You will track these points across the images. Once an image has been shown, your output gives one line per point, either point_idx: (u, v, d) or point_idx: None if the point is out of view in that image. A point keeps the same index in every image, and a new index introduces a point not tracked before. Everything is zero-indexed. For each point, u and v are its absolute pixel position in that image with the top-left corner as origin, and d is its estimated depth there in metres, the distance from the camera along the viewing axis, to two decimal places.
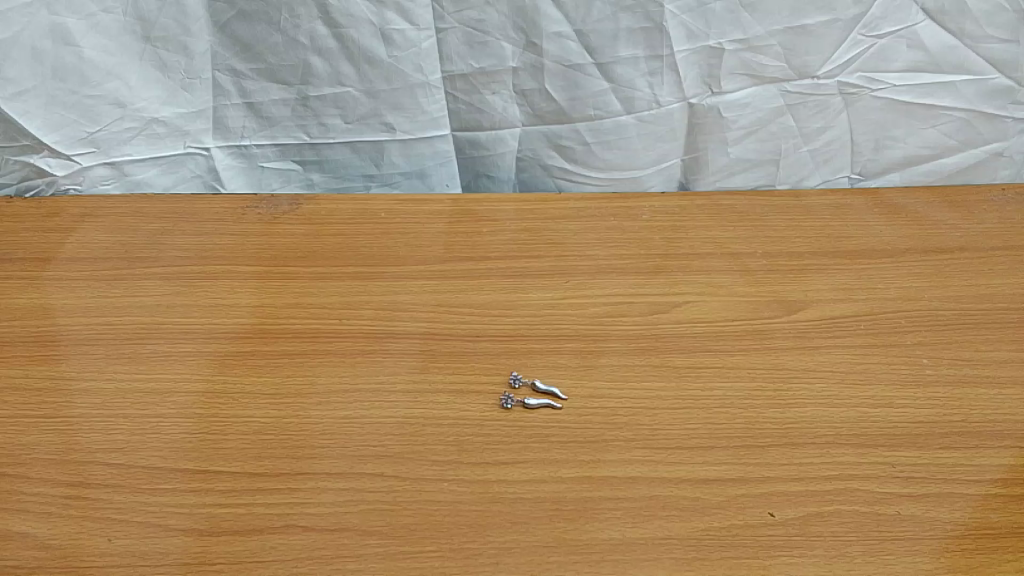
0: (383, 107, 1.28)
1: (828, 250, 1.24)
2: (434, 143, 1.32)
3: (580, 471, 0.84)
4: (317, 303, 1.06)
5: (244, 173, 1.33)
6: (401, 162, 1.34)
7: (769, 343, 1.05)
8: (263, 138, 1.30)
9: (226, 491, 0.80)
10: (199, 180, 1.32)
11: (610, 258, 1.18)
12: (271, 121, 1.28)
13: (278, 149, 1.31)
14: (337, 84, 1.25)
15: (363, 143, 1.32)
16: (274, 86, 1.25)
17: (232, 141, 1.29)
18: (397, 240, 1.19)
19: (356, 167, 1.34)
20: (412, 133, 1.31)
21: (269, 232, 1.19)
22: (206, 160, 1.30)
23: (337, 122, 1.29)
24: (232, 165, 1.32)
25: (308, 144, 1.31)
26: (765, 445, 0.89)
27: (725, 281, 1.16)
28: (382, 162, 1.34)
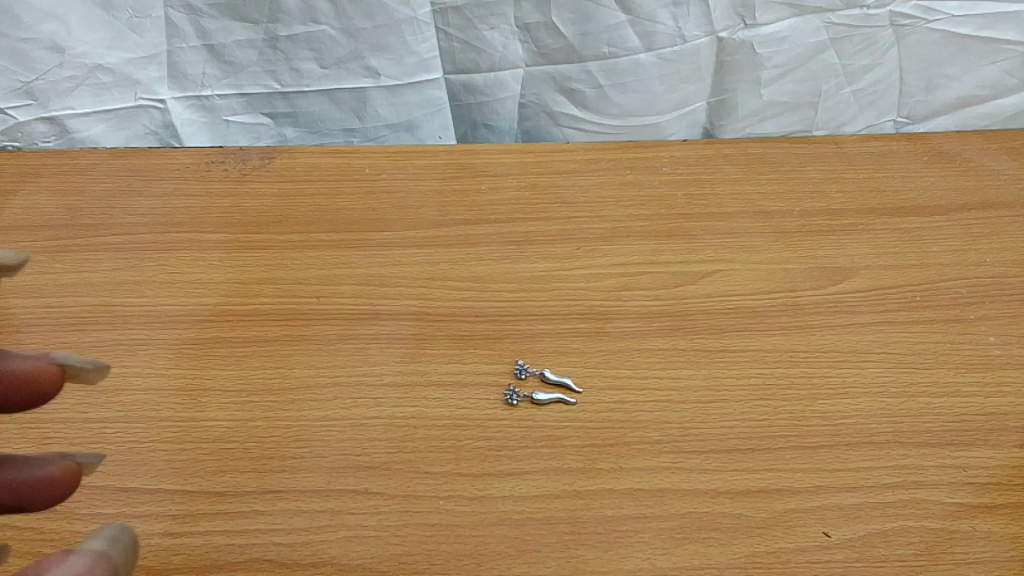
0: (364, 49, 1.11)
1: (875, 207, 1.09)
2: (423, 90, 1.16)
3: (599, 483, 0.71)
4: (289, 278, 0.92)
5: (207, 128, 1.17)
6: (385, 113, 1.18)
7: (812, 318, 0.91)
8: (227, 87, 1.14)
9: (181, 514, 0.69)
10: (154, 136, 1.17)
11: (627, 219, 1.03)
12: (235, 67, 1.12)
13: (245, 99, 1.15)
14: (310, 21, 1.08)
15: (343, 92, 1.16)
16: (237, 24, 1.08)
17: (191, 90, 1.14)
18: (383, 201, 1.03)
19: (335, 121, 1.19)
20: (398, 78, 1.14)
21: (238, 194, 1.04)
22: (161, 114, 1.15)
23: (312, 67, 1.13)
24: (192, 119, 1.16)
25: (278, 94, 1.15)
26: (815, 446, 0.76)
27: (759, 245, 1.01)
28: (365, 114, 1.18)
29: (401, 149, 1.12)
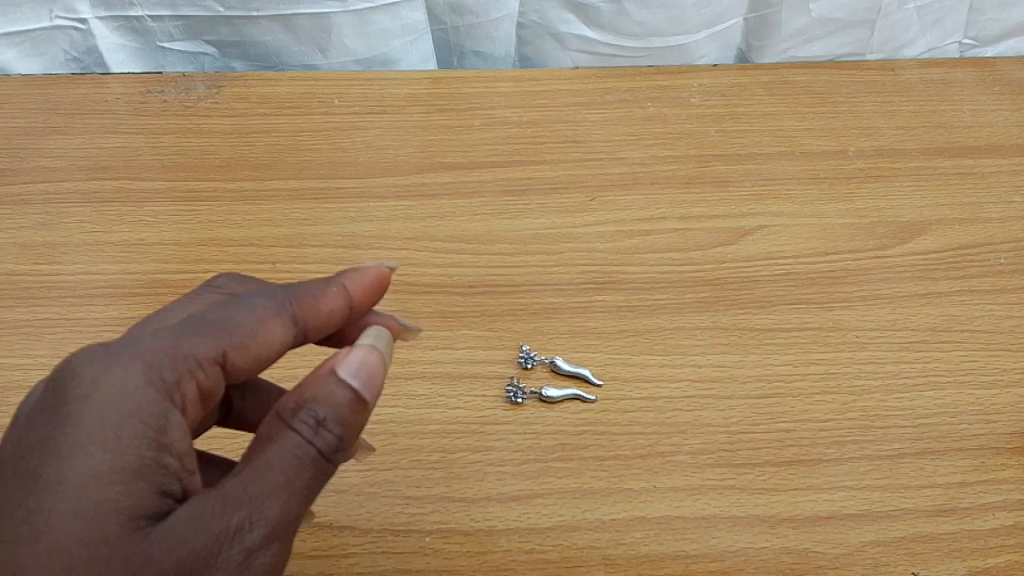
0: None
1: (945, 146, 0.92)
2: (398, 14, 0.96)
3: (626, 510, 0.56)
4: (241, 241, 0.75)
5: (141, 55, 0.98)
6: (357, 45, 0.98)
7: (878, 286, 0.75)
8: (159, 8, 0.93)
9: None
10: (77, 63, 0.98)
11: (651, 162, 0.85)
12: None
13: (182, 23, 0.95)
14: None
15: (301, 19, 0.95)
16: None
17: (117, 9, 0.93)
18: (356, 142, 0.86)
19: (293, 55, 0.98)
20: (368, 0, 0.94)
21: (182, 132, 0.88)
22: (83, 37, 0.95)
23: None
24: (121, 44, 0.97)
25: (222, 19, 0.94)
26: (894, 455, 0.61)
27: (809, 193, 0.84)
28: (329, 48, 0.98)
29: (376, 77, 0.94)
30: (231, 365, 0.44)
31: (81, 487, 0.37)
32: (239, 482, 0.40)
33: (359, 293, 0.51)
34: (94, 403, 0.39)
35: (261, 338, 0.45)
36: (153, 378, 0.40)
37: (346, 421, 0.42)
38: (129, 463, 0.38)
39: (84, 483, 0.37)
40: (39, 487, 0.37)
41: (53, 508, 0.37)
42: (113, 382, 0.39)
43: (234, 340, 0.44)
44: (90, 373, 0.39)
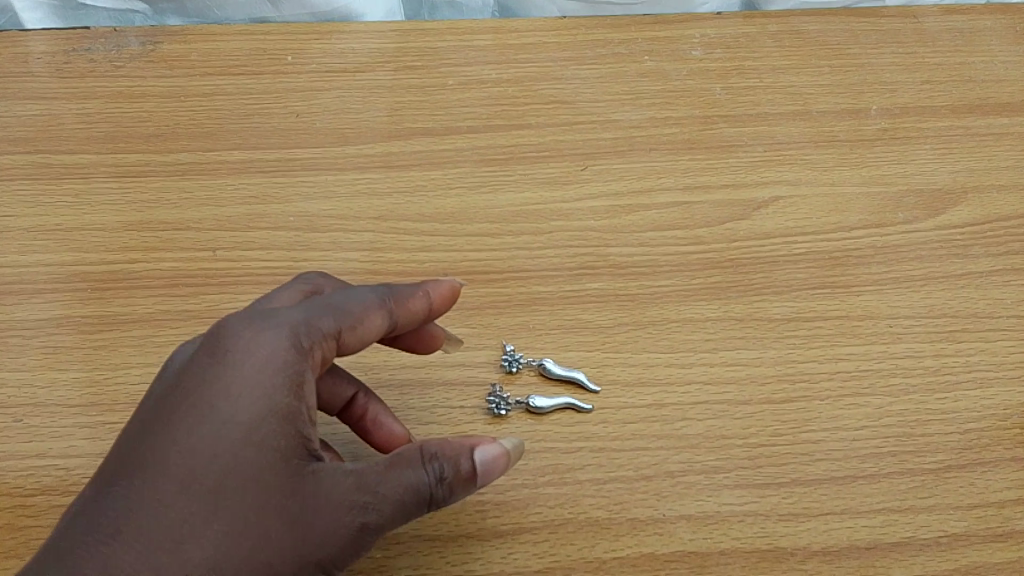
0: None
1: (980, 99, 0.81)
2: None
3: (632, 546, 0.48)
4: (178, 225, 0.65)
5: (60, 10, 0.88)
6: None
7: (912, 265, 0.65)
8: None
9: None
10: None
11: (650, 124, 0.75)
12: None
13: None
14: None
15: None
16: None
17: None
18: (312, 106, 0.74)
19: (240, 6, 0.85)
20: None
21: (111, 96, 0.76)
22: None
23: None
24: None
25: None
26: (940, 468, 0.52)
27: (830, 157, 0.74)
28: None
29: (335, 30, 0.82)
30: (336, 347, 0.45)
31: (230, 433, 0.39)
32: (358, 480, 0.40)
33: (444, 307, 0.50)
34: (253, 357, 0.41)
35: (362, 329, 0.46)
36: (291, 344, 0.42)
37: (471, 480, 0.42)
38: (280, 408, 0.40)
39: (236, 432, 0.39)
40: (203, 415, 0.40)
41: (208, 436, 0.39)
42: (264, 346, 0.41)
43: (344, 324, 0.45)
44: (249, 333, 0.42)
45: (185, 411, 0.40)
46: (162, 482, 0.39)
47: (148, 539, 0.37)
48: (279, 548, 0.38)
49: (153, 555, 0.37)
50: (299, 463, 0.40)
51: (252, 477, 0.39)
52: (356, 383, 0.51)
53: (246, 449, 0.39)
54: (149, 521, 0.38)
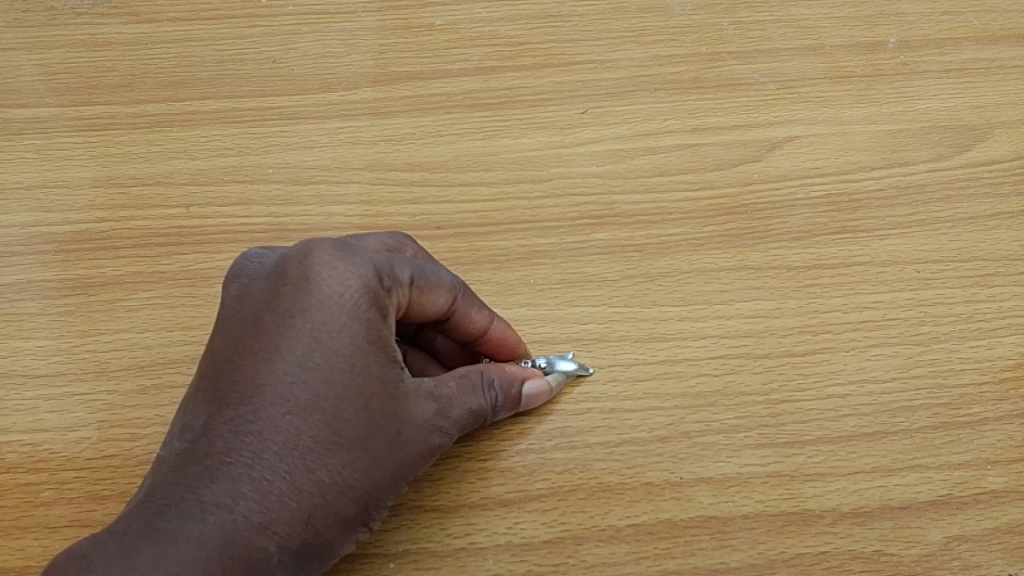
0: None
1: (1009, 25, 0.75)
2: None
3: (648, 512, 0.45)
4: (149, 181, 0.60)
5: None
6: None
7: (940, 206, 0.61)
8: None
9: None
10: None
11: (655, 62, 0.69)
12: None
13: None
14: None
15: None
16: None
17: None
18: (287, 50, 0.69)
19: None
20: None
21: (69, 44, 0.69)
22: None
23: None
24: None
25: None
26: (977, 421, 0.49)
27: (850, 92, 0.69)
28: None
29: None
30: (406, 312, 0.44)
31: (335, 368, 0.40)
32: (439, 406, 0.42)
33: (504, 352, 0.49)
34: (347, 292, 0.40)
35: (427, 296, 0.44)
36: (371, 286, 0.41)
37: (516, 403, 0.46)
38: (377, 338, 0.41)
39: (341, 368, 0.40)
40: (308, 346, 0.40)
41: (320, 367, 0.39)
42: (352, 282, 0.41)
43: (418, 284, 0.43)
44: (337, 265, 0.41)
45: (284, 346, 0.40)
46: (273, 412, 0.39)
47: (269, 469, 0.39)
48: (383, 471, 0.41)
49: (279, 484, 0.39)
50: (395, 391, 0.41)
51: (359, 406, 0.40)
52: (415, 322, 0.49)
53: (352, 380, 0.40)
54: (279, 447, 0.39)
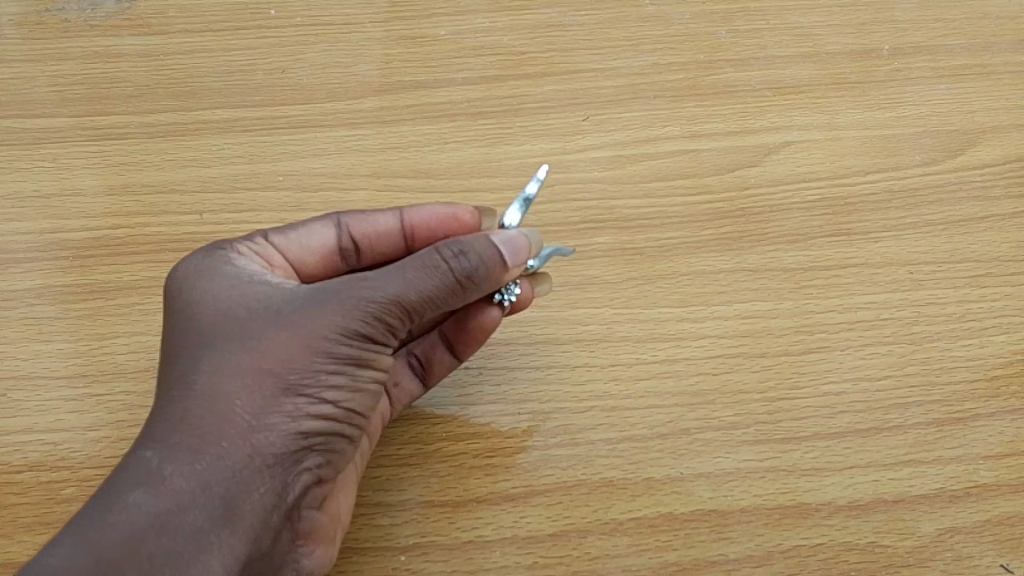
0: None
1: (998, 34, 0.78)
2: None
3: (650, 506, 0.46)
4: (162, 189, 0.62)
5: None
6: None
7: (932, 209, 0.62)
8: None
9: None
10: None
11: (653, 70, 0.71)
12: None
13: None
14: None
15: None
16: None
17: None
18: (296, 61, 0.70)
19: None
20: None
21: (83, 56, 0.71)
22: None
23: None
24: None
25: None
26: (968, 417, 0.50)
27: (844, 98, 0.70)
28: None
29: None
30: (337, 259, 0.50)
31: (211, 300, 0.42)
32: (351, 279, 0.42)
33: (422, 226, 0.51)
34: (209, 253, 0.45)
35: (306, 233, 0.49)
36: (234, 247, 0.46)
37: (470, 253, 0.42)
38: (245, 274, 0.44)
39: (215, 297, 0.42)
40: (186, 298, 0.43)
41: (199, 304, 0.42)
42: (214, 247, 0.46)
43: (290, 229, 0.49)
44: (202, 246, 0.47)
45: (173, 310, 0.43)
46: (171, 358, 0.42)
47: (167, 393, 0.40)
48: (319, 364, 0.40)
49: (179, 397, 0.39)
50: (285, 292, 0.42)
51: (242, 313, 0.41)
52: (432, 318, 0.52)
53: (232, 300, 0.42)
54: (173, 371, 0.41)
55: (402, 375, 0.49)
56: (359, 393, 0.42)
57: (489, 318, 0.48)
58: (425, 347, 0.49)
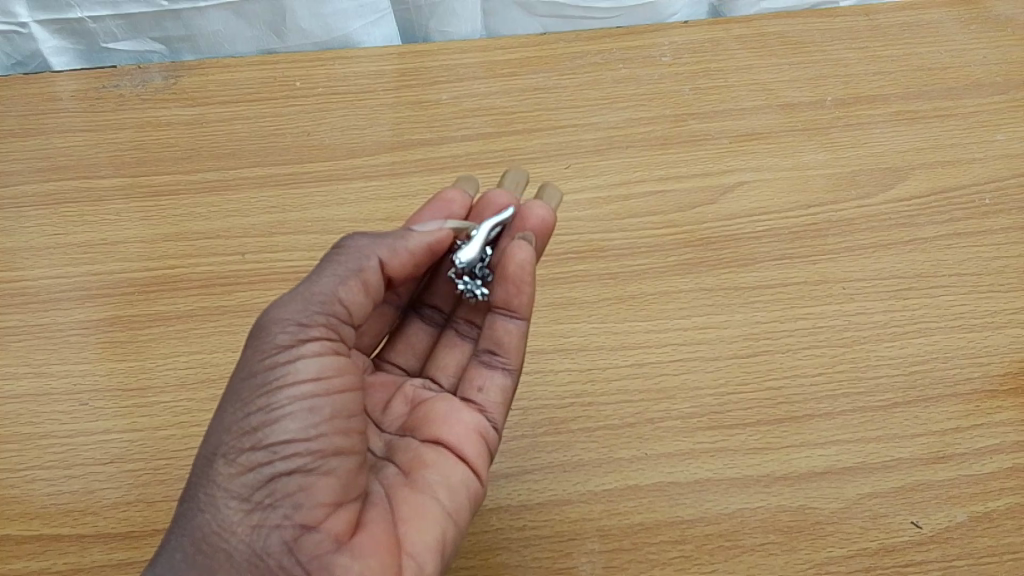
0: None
1: (924, 86, 0.90)
2: None
3: (619, 480, 0.55)
4: (210, 234, 0.73)
5: (85, 56, 0.95)
6: (311, 27, 0.94)
7: (864, 234, 0.73)
8: (99, 7, 0.90)
9: (93, 566, 0.52)
10: (19, 66, 0.95)
11: (625, 123, 0.83)
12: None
13: (125, 22, 0.91)
14: None
15: (252, 8, 0.92)
16: None
17: (57, 10, 0.90)
18: (321, 124, 0.83)
19: (249, 39, 0.94)
20: None
21: (139, 125, 0.84)
22: (24, 40, 0.92)
23: None
24: (63, 46, 0.94)
25: (167, 13, 0.90)
26: (889, 404, 0.60)
27: (790, 143, 0.82)
28: (285, 29, 0.94)
29: (338, 55, 0.91)
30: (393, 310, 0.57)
31: None
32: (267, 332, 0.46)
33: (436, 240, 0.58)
34: None
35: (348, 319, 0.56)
36: None
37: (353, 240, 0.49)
38: None
39: None
40: None
41: None
42: None
43: None
44: None
45: None
46: None
47: None
48: (233, 420, 0.42)
49: None
50: None
51: None
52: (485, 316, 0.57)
53: None
54: None
55: (485, 379, 0.53)
56: (289, 420, 0.42)
57: (517, 258, 0.52)
58: (490, 337, 0.53)
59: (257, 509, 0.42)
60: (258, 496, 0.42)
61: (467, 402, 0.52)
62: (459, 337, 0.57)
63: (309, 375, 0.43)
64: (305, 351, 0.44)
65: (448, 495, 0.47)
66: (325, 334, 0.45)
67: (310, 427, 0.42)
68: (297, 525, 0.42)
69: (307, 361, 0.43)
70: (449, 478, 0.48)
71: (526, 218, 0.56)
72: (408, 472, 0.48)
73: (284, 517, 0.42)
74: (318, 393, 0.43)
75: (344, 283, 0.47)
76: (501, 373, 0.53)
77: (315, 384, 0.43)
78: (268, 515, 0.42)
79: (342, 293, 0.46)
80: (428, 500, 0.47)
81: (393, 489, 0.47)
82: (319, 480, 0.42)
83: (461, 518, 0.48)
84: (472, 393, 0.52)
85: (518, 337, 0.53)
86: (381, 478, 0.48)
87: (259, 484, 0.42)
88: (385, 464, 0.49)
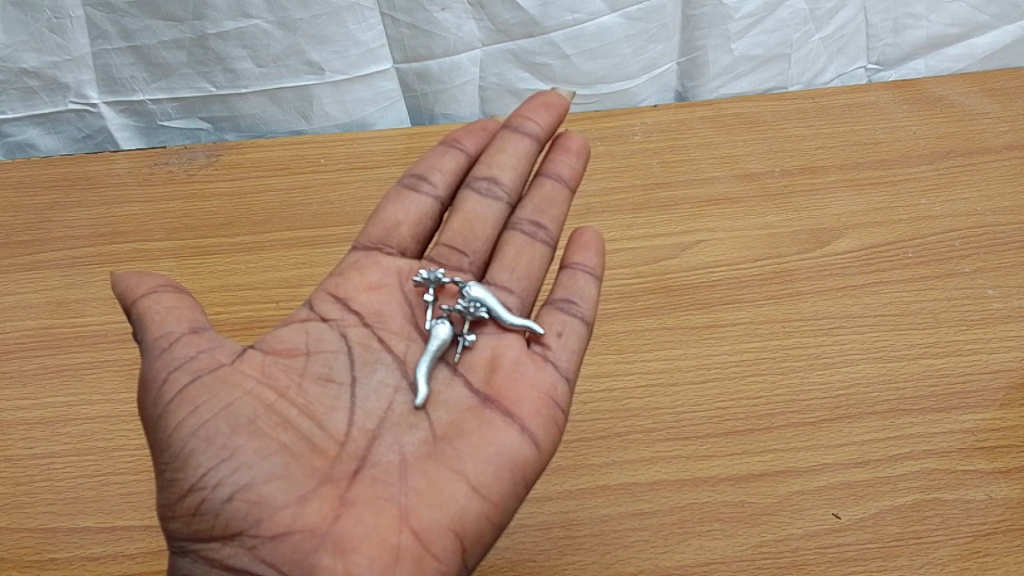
0: (303, 42, 1.04)
1: (859, 158, 1.04)
2: (373, 83, 1.08)
3: (591, 480, 0.67)
4: (252, 284, 0.87)
5: (143, 133, 1.10)
6: (334, 111, 1.10)
7: (800, 285, 0.86)
8: (158, 92, 1.06)
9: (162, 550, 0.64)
10: (90, 142, 1.10)
11: (601, 192, 0.97)
12: (164, 70, 1.04)
13: (179, 104, 1.07)
14: (240, 16, 1.00)
15: (285, 93, 1.08)
16: (161, 23, 1.00)
17: (123, 95, 1.06)
18: (342, 195, 0.97)
19: (281, 122, 1.10)
20: (345, 73, 1.06)
21: (184, 197, 0.98)
22: (94, 119, 1.08)
23: (248, 66, 1.05)
24: (126, 124, 1.09)
25: (214, 97, 1.07)
26: (818, 420, 0.72)
27: (741, 207, 0.96)
28: (312, 113, 1.10)
29: (355, 137, 1.06)
30: (429, 199, 0.70)
31: None
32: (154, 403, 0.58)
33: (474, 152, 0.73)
34: None
35: (390, 211, 0.69)
36: None
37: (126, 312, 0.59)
38: None
39: None
40: None
41: None
42: None
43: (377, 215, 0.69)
44: None
45: None
46: None
47: None
48: (164, 482, 0.54)
49: None
50: None
51: None
52: (543, 214, 0.70)
53: None
54: None
55: (567, 326, 0.64)
56: (200, 457, 0.53)
57: (586, 233, 0.67)
58: (572, 289, 0.65)
59: (225, 540, 0.53)
60: (220, 530, 0.53)
61: (543, 347, 0.63)
62: (527, 241, 0.69)
63: (189, 416, 0.54)
64: (173, 396, 0.55)
65: (473, 468, 0.55)
66: (177, 368, 0.56)
67: (222, 452, 0.53)
68: (269, 537, 0.52)
69: (177, 403, 0.54)
70: (478, 449, 0.56)
71: (566, 147, 0.73)
72: (445, 442, 0.57)
73: (250, 536, 0.53)
74: (208, 424, 0.54)
75: (155, 322, 0.57)
76: (579, 320, 0.64)
77: (200, 423, 0.54)
78: (239, 538, 0.53)
79: (157, 333, 0.57)
80: (449, 475, 0.55)
81: (405, 464, 0.56)
82: (264, 493, 0.53)
83: (493, 490, 0.55)
84: (553, 336, 0.63)
85: (592, 286, 0.66)
86: (394, 448, 0.56)
87: (211, 522, 0.53)
88: (406, 429, 0.58)
